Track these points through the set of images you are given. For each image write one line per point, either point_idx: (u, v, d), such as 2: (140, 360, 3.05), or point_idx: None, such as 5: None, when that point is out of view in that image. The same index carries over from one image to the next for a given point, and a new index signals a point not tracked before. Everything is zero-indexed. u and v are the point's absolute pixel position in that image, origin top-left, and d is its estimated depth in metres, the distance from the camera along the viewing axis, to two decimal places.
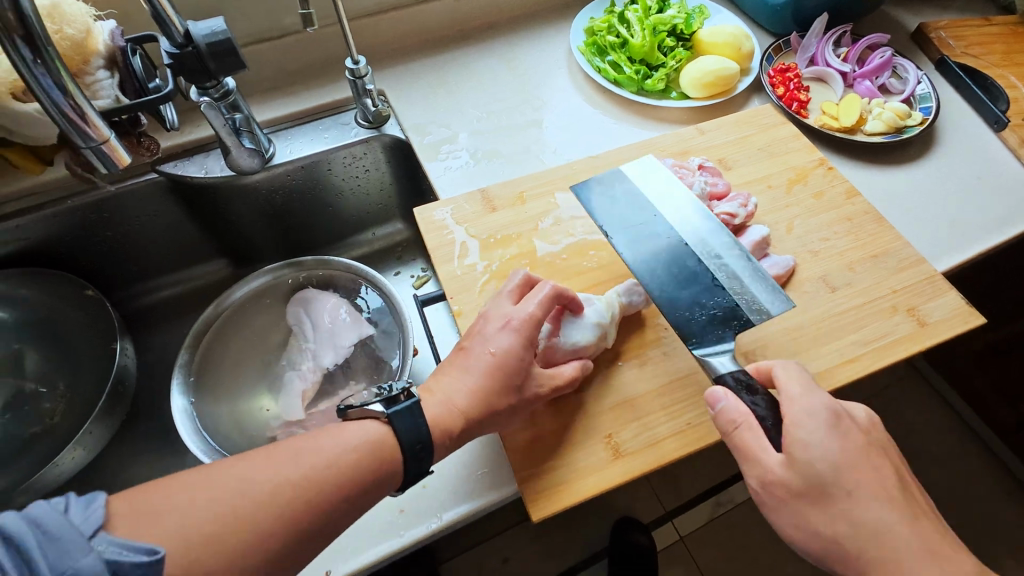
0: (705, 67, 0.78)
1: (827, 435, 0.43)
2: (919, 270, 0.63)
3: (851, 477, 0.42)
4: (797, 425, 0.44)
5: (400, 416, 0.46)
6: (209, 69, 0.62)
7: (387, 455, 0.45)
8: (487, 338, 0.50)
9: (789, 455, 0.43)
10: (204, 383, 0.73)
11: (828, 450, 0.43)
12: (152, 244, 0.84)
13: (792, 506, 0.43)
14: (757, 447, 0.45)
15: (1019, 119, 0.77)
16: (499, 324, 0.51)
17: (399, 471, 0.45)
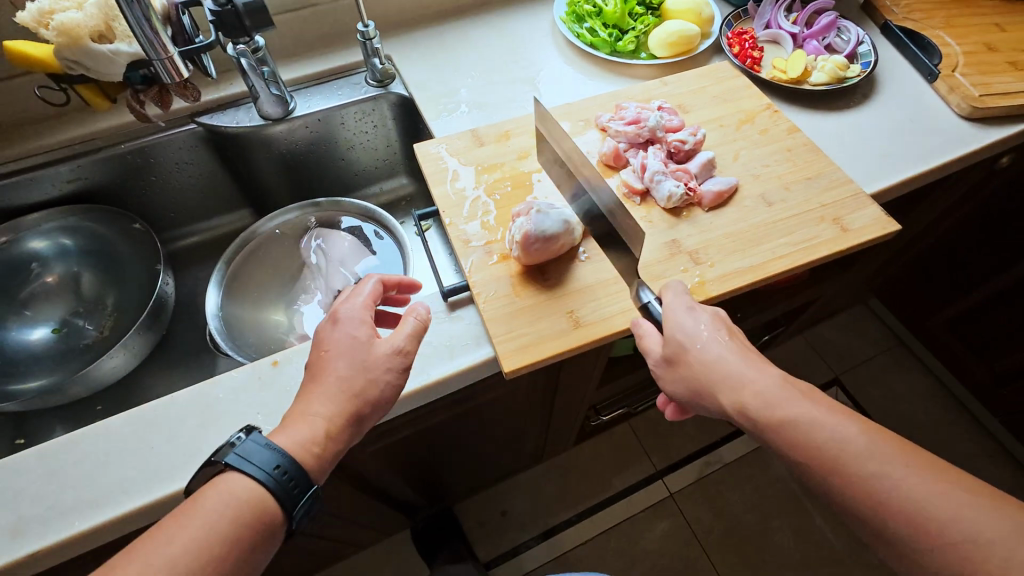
0: (669, 29, 0.89)
1: (686, 315, 0.57)
2: (846, 188, 0.73)
3: (706, 343, 0.55)
4: (669, 314, 0.58)
5: (240, 463, 0.48)
6: (245, 25, 0.75)
7: (262, 502, 0.47)
8: (328, 332, 0.57)
9: (667, 337, 0.57)
10: (234, 295, 0.87)
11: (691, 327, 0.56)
12: (188, 191, 0.96)
13: (678, 379, 0.56)
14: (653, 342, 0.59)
15: (949, 71, 0.87)
16: (340, 317, 0.57)
17: (277, 511, 0.48)
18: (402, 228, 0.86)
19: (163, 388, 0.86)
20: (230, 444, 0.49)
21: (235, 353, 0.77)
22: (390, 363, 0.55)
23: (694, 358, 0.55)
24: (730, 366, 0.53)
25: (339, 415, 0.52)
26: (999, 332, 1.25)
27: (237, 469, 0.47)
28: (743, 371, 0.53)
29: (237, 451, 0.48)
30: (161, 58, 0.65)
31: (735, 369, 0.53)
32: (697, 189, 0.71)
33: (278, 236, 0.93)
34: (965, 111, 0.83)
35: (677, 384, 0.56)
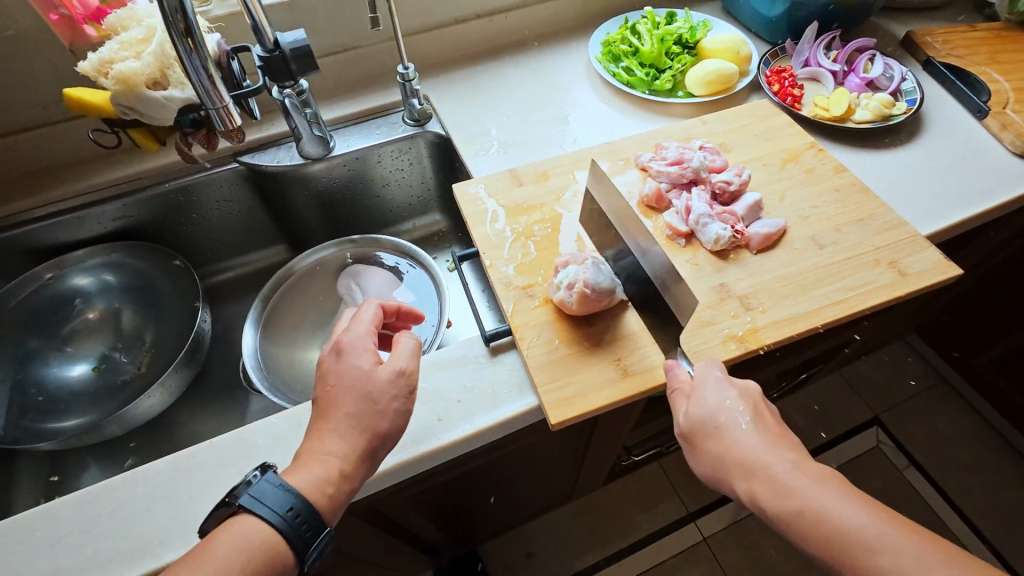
0: (707, 67, 0.89)
1: (711, 391, 0.54)
2: (901, 231, 0.70)
3: (728, 422, 0.52)
4: (695, 387, 0.56)
5: (252, 503, 0.46)
6: (292, 70, 0.77)
7: (274, 545, 0.45)
8: (327, 364, 0.54)
9: (689, 409, 0.55)
10: (269, 332, 0.86)
11: (710, 404, 0.54)
12: (228, 227, 0.97)
13: (698, 455, 0.54)
14: (676, 405, 0.56)
15: (1000, 108, 0.84)
16: (338, 351, 0.55)
17: (287, 552, 0.46)
18: (438, 266, 0.86)
19: (195, 426, 0.86)
20: (245, 483, 0.47)
21: (272, 393, 0.76)
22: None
23: (710, 439, 0.52)
24: (747, 450, 0.50)
25: (369, 448, 0.51)
26: None
27: (250, 511, 0.45)
28: (759, 454, 0.49)
29: (252, 488, 0.46)
30: (216, 107, 0.67)
31: (757, 455, 0.49)
32: (745, 231, 0.69)
33: (314, 273, 0.93)
34: (1018, 148, 0.81)
35: (697, 460, 0.54)
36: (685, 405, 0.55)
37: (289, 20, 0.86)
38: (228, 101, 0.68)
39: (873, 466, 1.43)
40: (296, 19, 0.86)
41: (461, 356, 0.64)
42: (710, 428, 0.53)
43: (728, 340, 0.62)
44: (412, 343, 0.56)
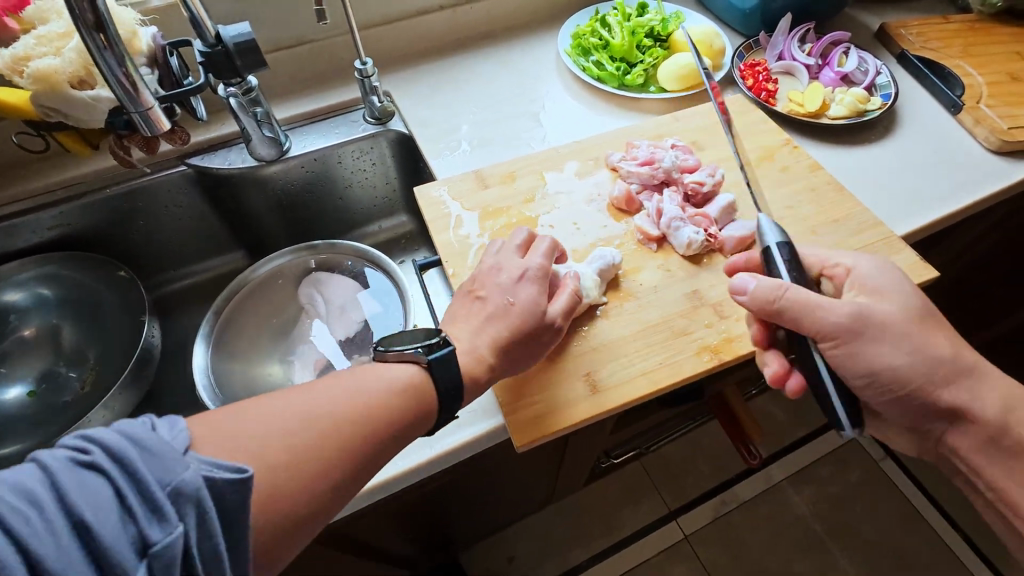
0: (679, 61, 0.86)
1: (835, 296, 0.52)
2: (877, 232, 0.68)
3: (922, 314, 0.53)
4: (865, 279, 0.55)
5: (439, 362, 0.50)
6: (237, 66, 0.71)
7: (423, 389, 0.50)
8: (492, 283, 0.57)
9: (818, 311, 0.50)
10: (223, 350, 0.80)
11: (897, 294, 0.53)
12: (177, 235, 0.91)
13: (880, 341, 0.51)
14: (812, 301, 0.51)
15: (973, 102, 0.83)
16: (510, 273, 0.58)
17: (433, 406, 0.50)
18: (403, 273, 0.82)
19: None
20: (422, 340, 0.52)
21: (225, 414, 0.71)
22: (531, 350, 0.56)
23: (898, 327, 0.51)
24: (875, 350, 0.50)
25: None
26: None
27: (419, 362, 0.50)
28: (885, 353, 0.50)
29: (437, 351, 0.51)
30: (140, 110, 0.61)
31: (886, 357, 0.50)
32: (719, 235, 0.66)
33: (272, 281, 0.88)
34: (992, 144, 0.80)
35: (880, 346, 0.51)
36: (864, 300, 0.53)
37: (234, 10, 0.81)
38: (154, 103, 0.62)
39: (851, 456, 1.45)
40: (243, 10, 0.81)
41: None
42: (903, 320, 0.52)
43: (701, 351, 0.59)
44: (562, 296, 0.58)
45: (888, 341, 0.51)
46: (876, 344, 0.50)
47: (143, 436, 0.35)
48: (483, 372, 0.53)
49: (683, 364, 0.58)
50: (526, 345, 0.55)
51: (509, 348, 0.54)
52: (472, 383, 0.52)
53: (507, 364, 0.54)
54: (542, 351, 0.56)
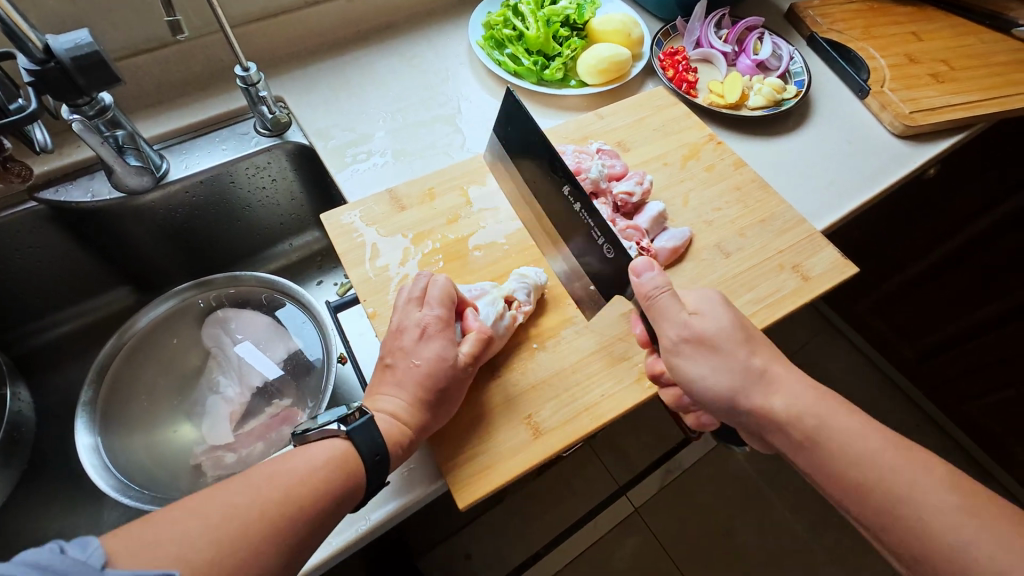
0: (598, 54, 0.81)
1: (719, 313, 0.50)
2: (800, 230, 0.68)
3: (750, 337, 0.50)
4: (694, 299, 0.52)
5: (359, 429, 0.47)
6: (79, 85, 0.59)
7: (349, 461, 0.46)
8: (396, 345, 0.53)
9: (683, 326, 0.50)
10: (113, 419, 0.70)
11: (722, 317, 0.50)
12: (39, 282, 0.76)
13: (704, 359, 0.49)
14: (672, 312, 0.51)
15: (878, 87, 0.86)
16: (411, 333, 0.53)
17: (363, 485, 0.46)
18: (321, 306, 0.74)
19: (37, 531, 0.69)
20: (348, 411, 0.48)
21: (122, 495, 0.62)
22: (442, 398, 0.51)
23: (723, 350, 0.49)
24: (711, 381, 0.49)
25: None
26: (932, 315, 1.15)
27: (347, 439, 0.47)
28: (711, 381, 0.49)
29: (356, 420, 0.47)
30: None
31: (722, 386, 0.49)
32: (651, 247, 0.64)
33: (168, 326, 0.77)
34: (897, 129, 0.82)
35: (699, 363, 0.50)
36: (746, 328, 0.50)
37: (73, 11, 0.67)
38: None
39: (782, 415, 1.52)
40: (83, 9, 0.68)
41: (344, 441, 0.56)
42: (722, 342, 0.49)
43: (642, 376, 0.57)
44: (471, 339, 0.53)
45: (709, 361, 0.49)
46: (693, 368, 0.50)
47: (52, 559, 0.33)
48: (402, 431, 0.49)
49: (625, 394, 0.56)
50: (432, 399, 0.50)
51: (424, 399, 0.50)
52: (393, 444, 0.48)
53: (425, 417, 0.50)
54: (454, 394, 0.52)
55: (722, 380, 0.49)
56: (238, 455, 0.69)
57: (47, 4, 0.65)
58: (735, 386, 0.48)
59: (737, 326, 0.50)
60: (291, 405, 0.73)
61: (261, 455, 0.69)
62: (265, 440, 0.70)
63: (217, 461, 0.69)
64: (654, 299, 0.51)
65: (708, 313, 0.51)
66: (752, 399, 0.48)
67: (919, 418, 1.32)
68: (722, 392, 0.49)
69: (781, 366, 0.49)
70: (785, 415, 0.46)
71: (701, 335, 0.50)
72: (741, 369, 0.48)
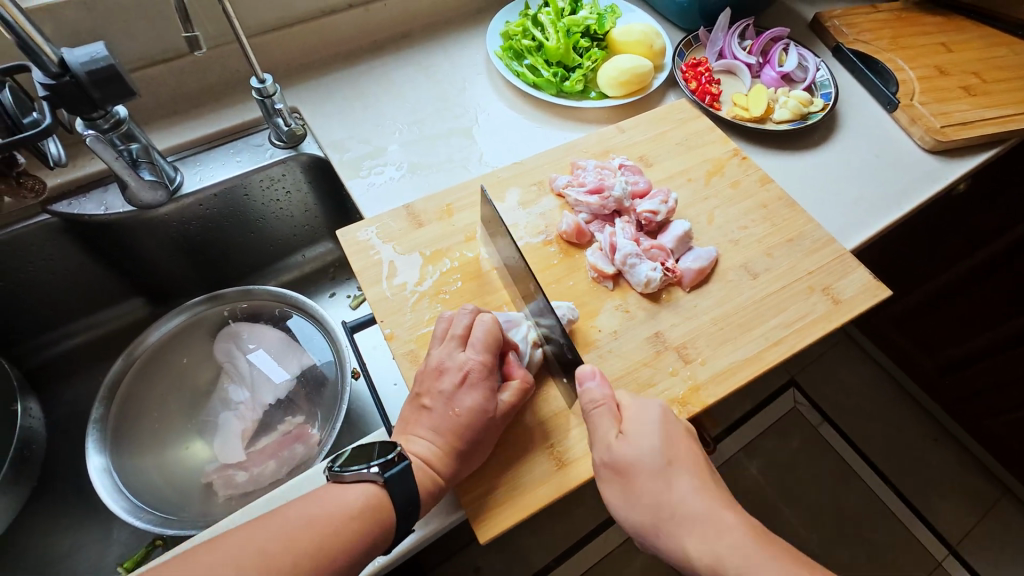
0: (620, 66, 0.79)
1: (652, 437, 0.48)
2: (829, 250, 0.66)
3: (670, 465, 0.48)
4: (630, 418, 0.50)
5: (397, 479, 0.45)
6: (94, 99, 0.57)
7: (382, 508, 0.44)
8: (434, 386, 0.51)
9: (612, 447, 0.48)
10: (123, 436, 0.69)
11: (648, 442, 0.48)
12: (51, 294, 0.75)
13: (618, 491, 0.48)
14: (602, 430, 0.49)
15: (908, 100, 0.83)
16: (452, 377, 0.51)
17: (393, 531, 0.45)
18: (335, 321, 0.72)
19: (48, 548, 0.68)
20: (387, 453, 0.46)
21: (133, 516, 0.61)
22: (478, 447, 0.49)
23: (642, 480, 0.47)
24: (624, 518, 0.48)
25: None
26: (956, 331, 1.12)
27: (384, 487, 0.45)
28: (622, 514, 0.48)
29: (395, 467, 0.45)
30: None
31: (631, 521, 0.48)
32: (676, 268, 0.62)
33: (179, 340, 0.76)
34: (927, 143, 0.80)
35: (614, 495, 0.48)
36: (669, 462, 0.48)
37: (89, 21, 0.66)
38: None
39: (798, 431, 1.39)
40: (99, 20, 0.67)
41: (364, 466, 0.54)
42: (638, 472, 0.47)
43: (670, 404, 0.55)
44: (512, 388, 0.52)
45: (623, 494, 0.48)
46: (618, 505, 0.48)
47: None
48: (435, 481, 0.47)
49: None
50: (468, 449, 0.49)
51: (459, 448, 0.48)
52: (424, 492, 0.47)
53: (456, 467, 0.48)
54: (489, 442, 0.50)
55: (631, 517, 0.47)
56: (250, 474, 0.68)
57: (63, 15, 0.64)
58: (646, 526, 0.47)
59: (661, 457, 0.48)
60: (305, 422, 0.71)
61: (274, 475, 0.67)
62: (277, 458, 0.68)
63: (229, 480, 0.68)
64: (592, 411, 0.49)
65: (637, 433, 0.49)
66: (661, 539, 0.46)
67: (939, 434, 1.29)
68: (635, 529, 0.48)
69: (699, 502, 0.46)
70: (697, 565, 0.44)
71: (618, 462, 0.48)
72: (648, 508, 0.47)
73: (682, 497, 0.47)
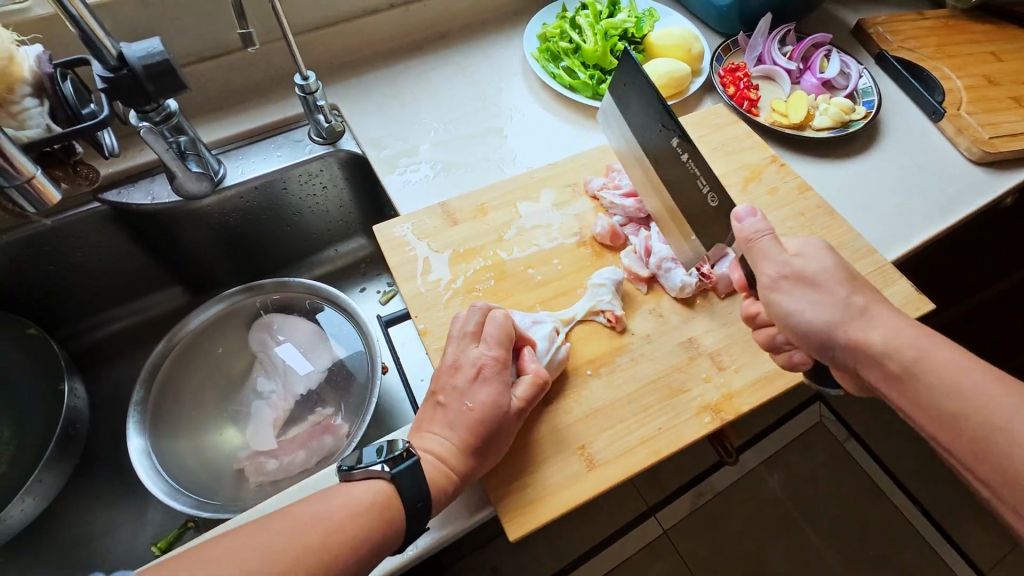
0: (658, 69, 0.79)
1: (819, 258, 0.50)
2: (870, 260, 0.65)
3: (866, 298, 0.49)
4: (796, 244, 0.52)
5: (405, 475, 0.46)
6: (148, 92, 0.60)
7: (391, 505, 0.45)
8: (449, 382, 0.52)
9: (767, 261, 0.51)
10: (162, 419, 0.71)
11: (818, 259, 0.50)
12: (97, 279, 0.78)
13: (801, 294, 0.49)
14: (771, 252, 0.51)
15: (954, 109, 0.81)
16: (466, 372, 0.51)
17: (402, 529, 0.45)
18: (367, 317, 0.73)
19: (87, 525, 0.71)
20: (394, 451, 0.47)
21: (169, 497, 0.63)
22: (494, 443, 0.50)
23: (822, 286, 0.49)
24: (797, 317, 0.49)
25: None
26: None
27: (391, 483, 0.46)
28: (798, 308, 0.49)
29: (403, 462, 0.46)
30: (16, 183, 0.53)
31: (815, 317, 0.49)
32: (712, 274, 0.62)
33: (216, 328, 0.78)
34: (974, 154, 0.78)
35: (796, 299, 0.50)
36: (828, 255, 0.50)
37: (145, 17, 0.69)
38: (36, 171, 0.55)
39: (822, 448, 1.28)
40: (155, 17, 0.69)
41: None
42: (830, 284, 0.49)
43: (702, 411, 0.54)
44: (525, 383, 0.52)
45: (805, 297, 0.49)
46: (790, 303, 0.50)
47: None
48: (447, 477, 0.48)
49: (683, 430, 0.53)
50: (483, 445, 0.49)
51: (474, 443, 0.49)
52: (437, 489, 0.47)
53: (470, 463, 0.49)
54: (503, 440, 0.50)
55: (813, 316, 0.49)
56: (280, 462, 0.69)
57: (122, 11, 0.67)
58: (833, 321, 0.48)
59: (833, 267, 0.50)
60: (334, 414, 0.73)
61: (303, 464, 0.69)
62: (307, 448, 0.70)
63: (260, 467, 0.69)
64: (752, 242, 0.52)
65: (807, 249, 0.51)
66: (849, 332, 0.47)
67: None
68: (815, 328, 0.49)
69: (885, 312, 0.47)
70: (886, 348, 0.46)
71: (802, 271, 0.50)
72: (836, 299, 0.48)
73: (876, 314, 0.47)
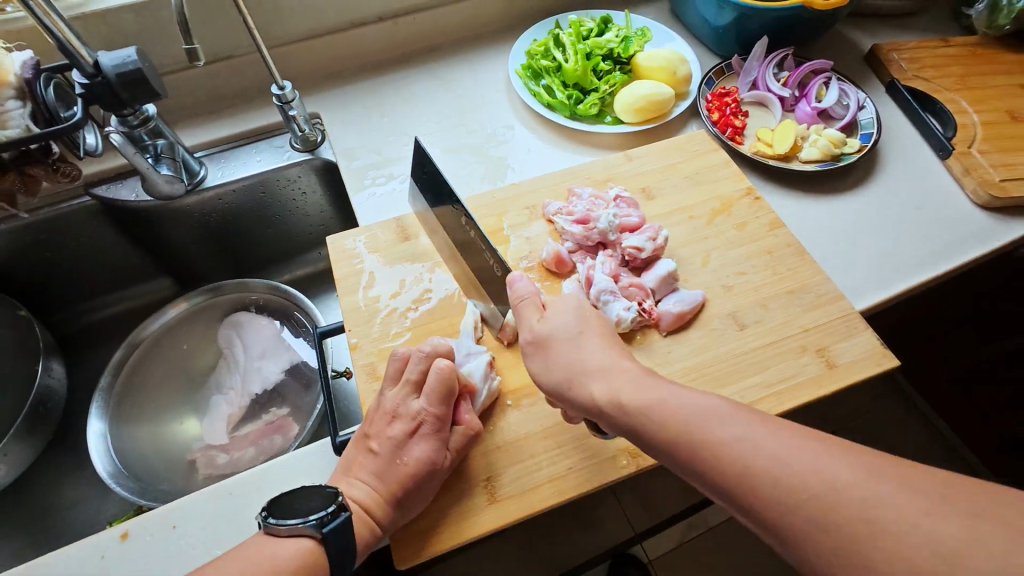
0: (637, 92, 0.77)
1: (571, 315, 0.49)
2: (835, 307, 0.60)
3: (589, 336, 0.48)
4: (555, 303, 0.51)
5: (334, 536, 0.46)
6: (122, 98, 0.63)
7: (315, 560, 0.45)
8: (383, 431, 0.52)
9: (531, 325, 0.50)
10: (125, 406, 0.75)
11: (566, 318, 0.49)
12: (88, 267, 0.83)
13: (544, 359, 0.48)
14: (526, 318, 0.50)
15: (964, 147, 0.75)
16: (400, 425, 0.51)
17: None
18: None
19: (53, 498, 0.75)
20: (324, 512, 0.46)
21: (114, 481, 0.67)
22: (421, 495, 0.49)
23: (560, 346, 0.48)
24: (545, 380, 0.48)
25: None
26: None
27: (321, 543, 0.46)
28: (546, 376, 0.48)
29: (333, 523, 0.45)
30: None
31: (556, 376, 0.47)
32: (654, 310, 0.59)
33: (183, 326, 0.82)
34: (981, 198, 0.71)
35: (541, 365, 0.48)
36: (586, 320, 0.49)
37: (136, 27, 0.73)
38: None
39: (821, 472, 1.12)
40: (146, 27, 0.73)
41: (309, 470, 0.55)
42: (558, 341, 0.48)
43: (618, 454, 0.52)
44: (460, 434, 0.51)
45: (544, 359, 0.48)
46: (537, 366, 0.49)
47: None
48: (371, 530, 0.48)
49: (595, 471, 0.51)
50: (410, 499, 0.49)
51: (400, 496, 0.49)
52: (360, 542, 0.47)
53: (396, 515, 0.48)
54: (433, 491, 0.50)
55: (554, 375, 0.47)
56: (229, 457, 0.72)
57: (115, 20, 0.71)
58: (565, 383, 0.46)
59: (579, 325, 0.48)
60: (287, 415, 0.75)
61: (250, 461, 0.71)
62: (256, 446, 0.72)
63: (210, 460, 0.72)
64: (519, 304, 0.52)
65: (562, 313, 0.49)
66: (584, 386, 0.45)
67: None
68: (560, 389, 0.47)
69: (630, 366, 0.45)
70: (607, 405, 0.43)
71: (543, 334, 0.49)
72: (570, 369, 0.46)
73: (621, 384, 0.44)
